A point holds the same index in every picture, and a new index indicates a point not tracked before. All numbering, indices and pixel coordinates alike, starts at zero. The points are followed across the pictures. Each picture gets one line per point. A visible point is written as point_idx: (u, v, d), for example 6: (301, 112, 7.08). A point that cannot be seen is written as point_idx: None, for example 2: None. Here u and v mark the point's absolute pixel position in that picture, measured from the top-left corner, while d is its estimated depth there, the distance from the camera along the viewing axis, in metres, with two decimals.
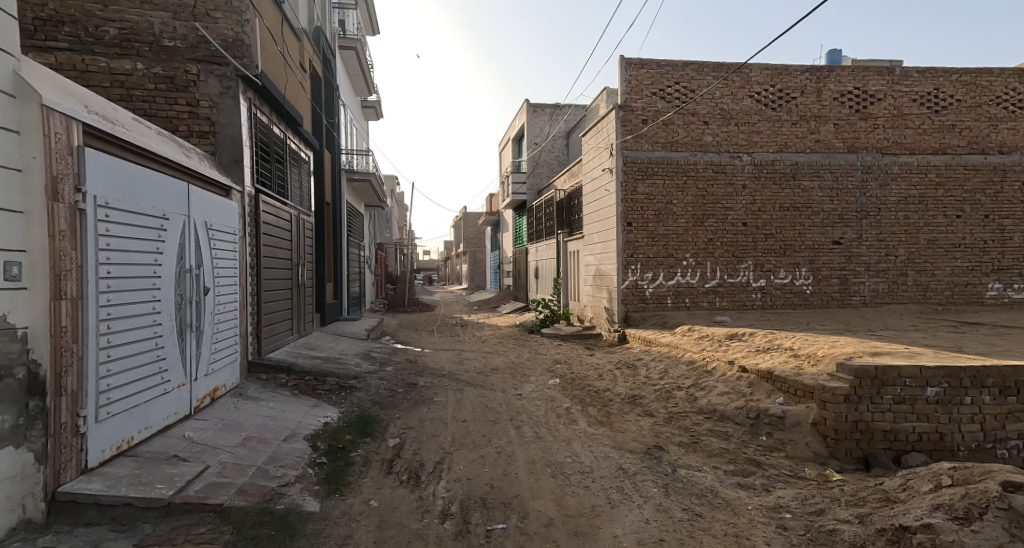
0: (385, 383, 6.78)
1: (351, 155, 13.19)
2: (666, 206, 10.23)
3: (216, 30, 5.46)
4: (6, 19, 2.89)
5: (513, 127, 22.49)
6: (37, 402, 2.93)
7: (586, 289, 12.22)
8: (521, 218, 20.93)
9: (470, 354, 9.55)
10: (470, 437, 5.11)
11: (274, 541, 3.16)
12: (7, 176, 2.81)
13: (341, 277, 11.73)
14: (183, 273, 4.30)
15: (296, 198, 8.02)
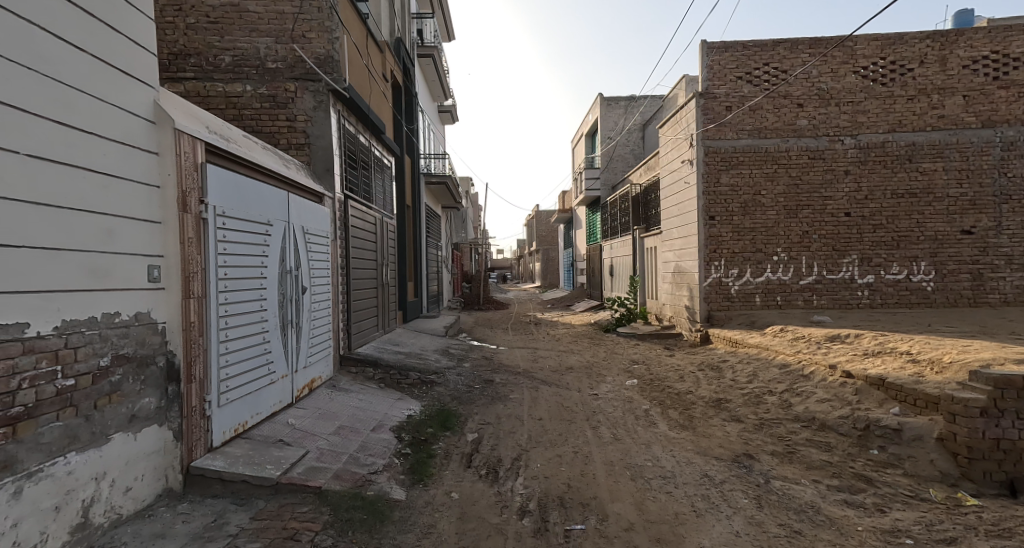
0: (463, 379, 6.99)
1: (429, 158, 13.78)
2: (754, 197, 9.52)
3: (310, 50, 5.95)
4: (148, 56, 3.38)
5: (586, 122, 22.15)
6: (174, 387, 3.39)
7: (665, 287, 11.71)
8: (596, 216, 20.57)
9: (544, 353, 9.54)
10: (548, 435, 5.12)
11: (366, 525, 3.38)
12: (148, 192, 3.27)
13: (422, 277, 12.25)
14: (284, 274, 4.74)
15: (380, 202, 8.50)
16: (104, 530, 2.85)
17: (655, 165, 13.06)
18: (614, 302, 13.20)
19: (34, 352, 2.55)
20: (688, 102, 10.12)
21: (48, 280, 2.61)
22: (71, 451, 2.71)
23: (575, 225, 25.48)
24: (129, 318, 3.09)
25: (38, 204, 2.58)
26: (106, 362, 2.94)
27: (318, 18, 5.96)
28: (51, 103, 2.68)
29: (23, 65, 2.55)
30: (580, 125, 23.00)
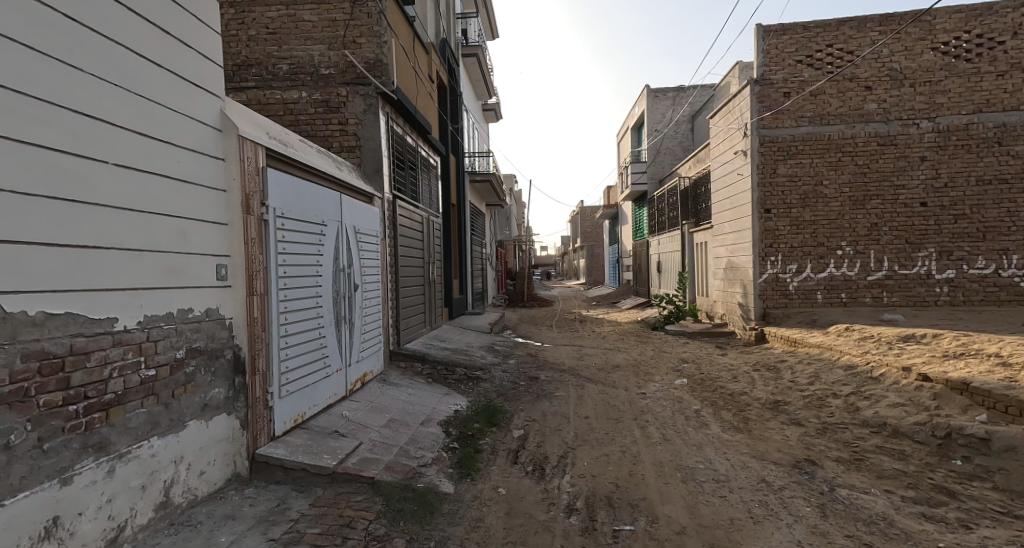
0: (509, 376, 7.03)
1: (473, 158, 13.87)
2: (815, 188, 8.96)
3: (360, 55, 6.16)
4: (214, 68, 3.62)
5: (631, 115, 21.64)
6: (240, 379, 3.62)
7: (716, 284, 11.23)
8: (643, 211, 20.06)
9: (589, 350, 9.41)
10: (594, 434, 5.06)
11: (417, 516, 3.48)
12: (216, 196, 3.50)
13: (467, 274, 12.39)
14: (338, 272, 4.94)
15: (426, 202, 8.67)
16: (182, 509, 3.10)
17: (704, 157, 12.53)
18: (661, 299, 12.79)
19: (122, 344, 2.79)
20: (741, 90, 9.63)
21: (132, 279, 2.85)
22: (154, 436, 2.95)
23: (620, 221, 24.98)
24: (201, 313, 3.33)
25: (124, 209, 2.83)
26: (182, 354, 3.17)
27: (367, 24, 6.15)
28: (134, 116, 2.92)
29: (110, 82, 2.79)
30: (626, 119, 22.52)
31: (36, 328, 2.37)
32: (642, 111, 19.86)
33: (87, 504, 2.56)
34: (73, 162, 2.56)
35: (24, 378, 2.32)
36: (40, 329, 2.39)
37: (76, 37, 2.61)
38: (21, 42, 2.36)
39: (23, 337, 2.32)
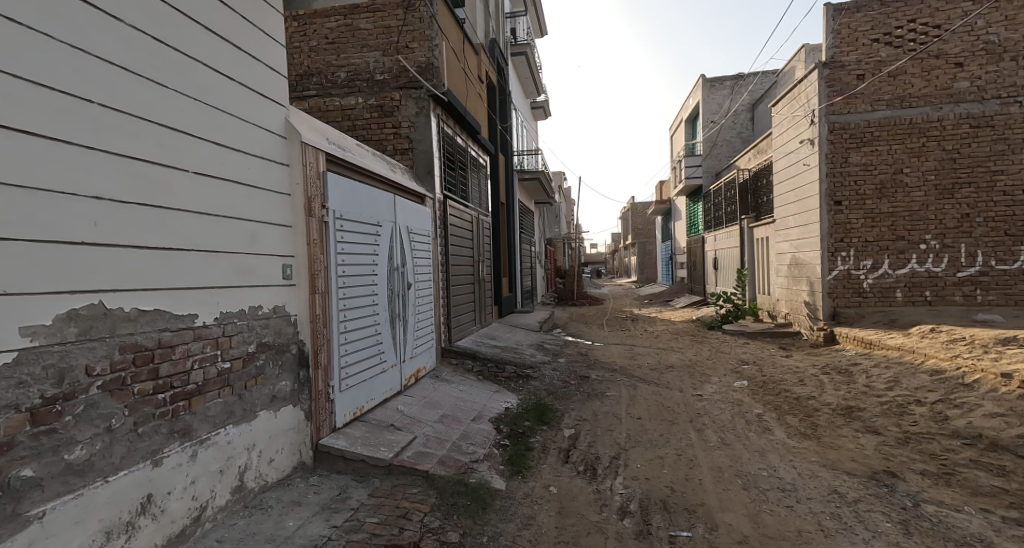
0: (559, 375, 6.99)
1: (522, 156, 13.86)
2: (894, 176, 8.30)
3: (413, 59, 6.32)
4: (279, 78, 3.82)
5: (684, 107, 20.92)
6: (304, 373, 3.82)
7: (779, 281, 10.60)
8: (697, 205, 19.28)
9: (641, 350, 9.16)
10: (647, 435, 4.93)
11: (470, 511, 3.53)
12: (281, 200, 3.70)
13: (516, 273, 12.39)
14: (392, 271, 5.10)
15: (476, 201, 8.77)
16: (254, 493, 3.31)
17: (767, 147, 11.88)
18: (717, 297, 12.21)
19: (201, 338, 3.01)
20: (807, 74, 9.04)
21: (209, 278, 3.07)
22: (230, 424, 3.17)
23: (673, 216, 24.19)
24: (269, 311, 3.54)
25: (202, 214, 3.05)
26: (252, 348, 3.38)
27: (419, 28, 6.30)
28: (210, 128, 3.14)
29: (189, 97, 3.02)
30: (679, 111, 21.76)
31: (131, 323, 2.60)
32: (697, 102, 19.12)
33: (174, 485, 2.78)
34: (159, 172, 2.79)
35: (122, 367, 2.55)
36: (135, 323, 2.61)
37: (161, 57, 2.85)
38: (116, 63, 2.59)
39: (120, 331, 2.54)
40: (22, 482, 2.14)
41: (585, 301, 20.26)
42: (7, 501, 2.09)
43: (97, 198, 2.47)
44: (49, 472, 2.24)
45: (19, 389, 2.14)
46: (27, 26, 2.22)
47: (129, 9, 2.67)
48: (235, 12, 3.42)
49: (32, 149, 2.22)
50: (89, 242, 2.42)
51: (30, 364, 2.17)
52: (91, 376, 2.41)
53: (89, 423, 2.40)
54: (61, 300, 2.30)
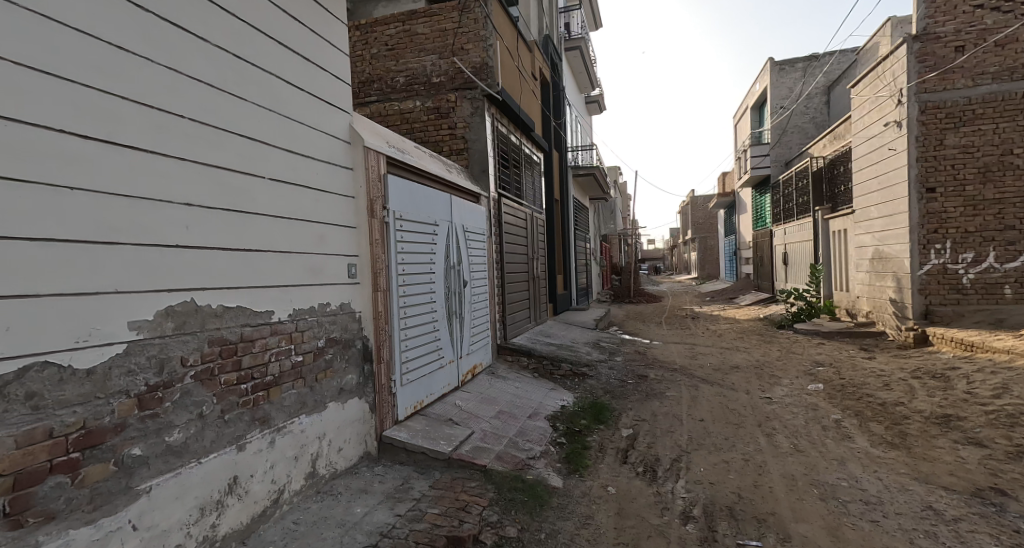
0: (616, 373, 6.88)
1: (577, 151, 13.70)
2: (1002, 158, 7.58)
3: (468, 60, 6.39)
4: (344, 86, 4.01)
5: (750, 93, 19.86)
6: (369, 367, 3.99)
7: (860, 277, 9.82)
8: (765, 197, 18.26)
9: (703, 349, 8.80)
10: (711, 438, 4.76)
11: (527, 507, 3.55)
12: (346, 202, 3.88)
13: (571, 270, 12.27)
14: (449, 269, 5.21)
15: (530, 198, 8.77)
16: (326, 480, 3.50)
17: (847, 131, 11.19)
18: (787, 294, 11.49)
19: (277, 333, 3.22)
20: (893, 50, 8.36)
21: (283, 277, 3.27)
22: (303, 414, 3.37)
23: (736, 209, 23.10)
24: (336, 307, 3.73)
25: (277, 218, 3.24)
26: (322, 343, 3.57)
27: (474, 29, 6.35)
28: (283, 136, 3.34)
29: (266, 108, 3.22)
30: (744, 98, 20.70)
31: (218, 318, 2.82)
32: (764, 86, 18.10)
33: (256, 469, 2.99)
34: (240, 179, 2.99)
35: (210, 359, 2.77)
36: (220, 318, 2.83)
37: (241, 73, 3.06)
38: (202, 80, 2.81)
39: (209, 326, 2.76)
40: (131, 460, 2.38)
41: (642, 298, 19.73)
42: (120, 476, 2.34)
43: (187, 204, 2.68)
44: (153, 452, 2.47)
45: (129, 377, 2.38)
46: (130, 51, 2.46)
47: (213, 29, 2.88)
48: (305, 26, 3.61)
49: (135, 161, 2.45)
50: (181, 245, 2.64)
51: (136, 355, 2.42)
52: (186, 367, 2.64)
53: (185, 409, 2.63)
54: (160, 298, 2.53)
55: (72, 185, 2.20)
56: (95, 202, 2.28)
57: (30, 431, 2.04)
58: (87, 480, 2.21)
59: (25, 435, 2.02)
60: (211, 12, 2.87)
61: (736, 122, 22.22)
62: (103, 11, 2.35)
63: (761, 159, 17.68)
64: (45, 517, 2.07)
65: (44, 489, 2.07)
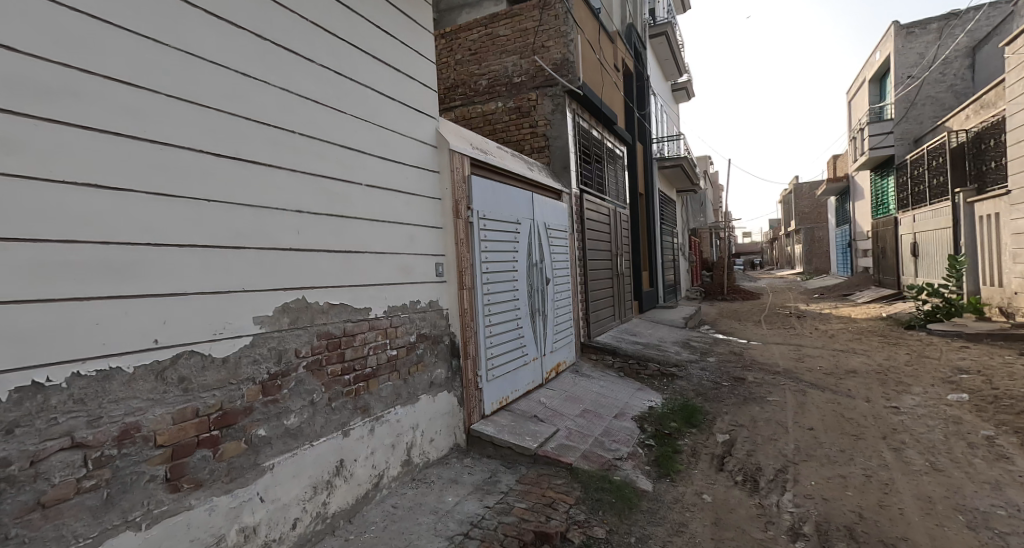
0: (709, 374, 6.53)
1: (663, 142, 13.14)
2: None
3: (549, 58, 6.41)
4: (430, 93, 4.18)
5: (868, 64, 17.83)
6: (456, 362, 4.13)
7: (1018, 269, 8.40)
8: (887, 180, 16.25)
9: (810, 351, 8.05)
10: (823, 449, 4.34)
11: (616, 508, 3.48)
12: (432, 204, 4.05)
13: (657, 266, 11.80)
14: (531, 267, 5.26)
15: (613, 193, 8.58)
16: (420, 468, 3.69)
17: (999, 97, 10.04)
18: (916, 290, 10.14)
19: (374, 328, 3.44)
20: None
21: (379, 276, 3.49)
22: (397, 405, 3.57)
23: (850, 196, 20.84)
24: (425, 305, 3.90)
25: (373, 221, 3.47)
26: (414, 338, 3.76)
27: (555, 26, 6.36)
28: (377, 145, 3.56)
29: (362, 119, 3.45)
30: (860, 71, 18.60)
31: (325, 314, 3.07)
32: (887, 54, 16.09)
33: (359, 453, 3.23)
34: (340, 186, 3.24)
35: (319, 351, 3.03)
36: (327, 314, 3.09)
37: (341, 87, 3.31)
38: (308, 97, 3.07)
39: (317, 321, 3.03)
40: (258, 440, 2.68)
41: (737, 295, 18.47)
42: (250, 454, 2.64)
43: (298, 211, 2.95)
44: (275, 433, 2.76)
45: (255, 365, 2.68)
46: (251, 75, 2.75)
47: (317, 49, 3.15)
48: (395, 39, 3.82)
49: (254, 175, 2.73)
50: (293, 248, 2.91)
51: (260, 346, 2.71)
52: (298, 357, 2.90)
53: (299, 395, 2.90)
54: (278, 296, 2.81)
55: (207, 197, 2.50)
56: (225, 212, 2.57)
57: (181, 410, 2.36)
58: (225, 455, 2.53)
59: (177, 413, 2.35)
60: (314, 34, 3.13)
61: (851, 98, 20.04)
62: (227, 42, 2.64)
63: (883, 138, 15.76)
64: (195, 485, 2.40)
65: (193, 461, 2.40)
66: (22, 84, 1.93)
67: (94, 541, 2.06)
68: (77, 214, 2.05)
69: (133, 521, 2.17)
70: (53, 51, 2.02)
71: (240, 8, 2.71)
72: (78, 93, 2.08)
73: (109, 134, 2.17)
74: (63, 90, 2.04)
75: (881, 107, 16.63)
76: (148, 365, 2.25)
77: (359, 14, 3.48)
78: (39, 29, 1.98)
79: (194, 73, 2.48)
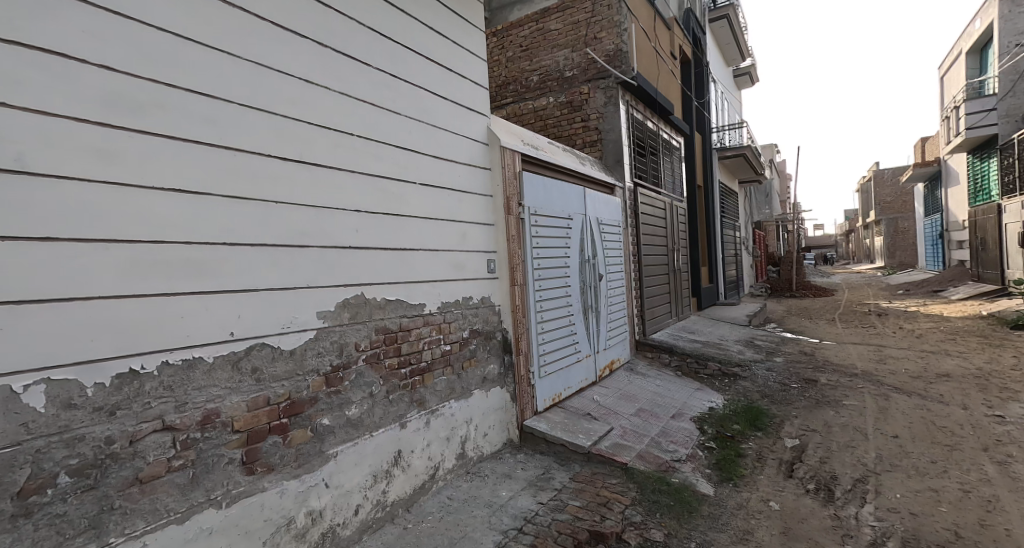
0: (776, 375, 6.18)
1: (726, 131, 12.55)
2: None
3: (602, 49, 6.33)
4: (482, 91, 4.23)
5: (964, 35, 16.10)
6: (509, 358, 4.16)
7: None
8: (989, 163, 14.62)
9: (893, 351, 7.39)
10: (909, 460, 3.98)
11: (674, 512, 3.37)
12: (483, 202, 4.10)
13: (717, 261, 11.28)
14: (584, 262, 5.20)
15: (670, 186, 8.32)
16: (474, 461, 3.75)
17: None
18: None
19: (429, 324, 3.53)
20: None
21: (433, 273, 3.58)
22: (452, 400, 3.64)
23: (941, 182, 18.95)
24: (478, 301, 3.96)
25: (427, 219, 3.57)
26: (466, 334, 3.82)
27: (608, 16, 6.24)
28: (431, 144, 3.65)
29: (416, 120, 3.55)
30: (956, 42, 16.80)
31: (382, 310, 3.20)
32: (989, 22, 14.43)
33: (416, 444, 3.33)
34: (396, 185, 3.34)
35: (377, 345, 3.15)
36: (383, 310, 3.21)
37: (397, 89, 3.42)
38: (365, 100, 3.19)
39: (375, 316, 3.16)
40: (323, 428, 2.83)
41: (807, 293, 17.12)
42: (316, 441, 2.80)
43: (357, 211, 3.08)
44: (337, 423, 2.91)
45: (319, 357, 2.84)
46: (313, 82, 2.90)
47: (373, 54, 3.27)
48: (448, 39, 3.90)
49: (316, 177, 2.88)
50: (352, 247, 3.04)
51: (323, 339, 2.86)
52: (358, 351, 3.04)
53: (359, 387, 3.04)
54: (339, 292, 2.96)
55: (275, 199, 2.67)
56: (291, 213, 2.74)
57: (254, 398, 2.54)
58: (294, 442, 2.70)
59: (251, 401, 2.53)
60: (370, 38, 3.25)
61: (944, 74, 18.18)
62: (291, 52, 2.80)
63: (985, 115, 14.18)
64: (267, 468, 2.58)
65: (265, 446, 2.58)
66: (118, 99, 2.14)
67: (182, 516, 2.26)
68: (165, 217, 2.26)
69: (215, 500, 2.36)
70: (143, 68, 2.22)
71: (304, 18, 2.87)
72: (164, 106, 2.28)
73: (191, 142, 2.36)
74: (151, 103, 2.24)
75: (982, 82, 14.92)
76: (226, 355, 2.44)
77: (413, 17, 3.58)
78: (131, 49, 2.19)
79: (262, 83, 2.66)
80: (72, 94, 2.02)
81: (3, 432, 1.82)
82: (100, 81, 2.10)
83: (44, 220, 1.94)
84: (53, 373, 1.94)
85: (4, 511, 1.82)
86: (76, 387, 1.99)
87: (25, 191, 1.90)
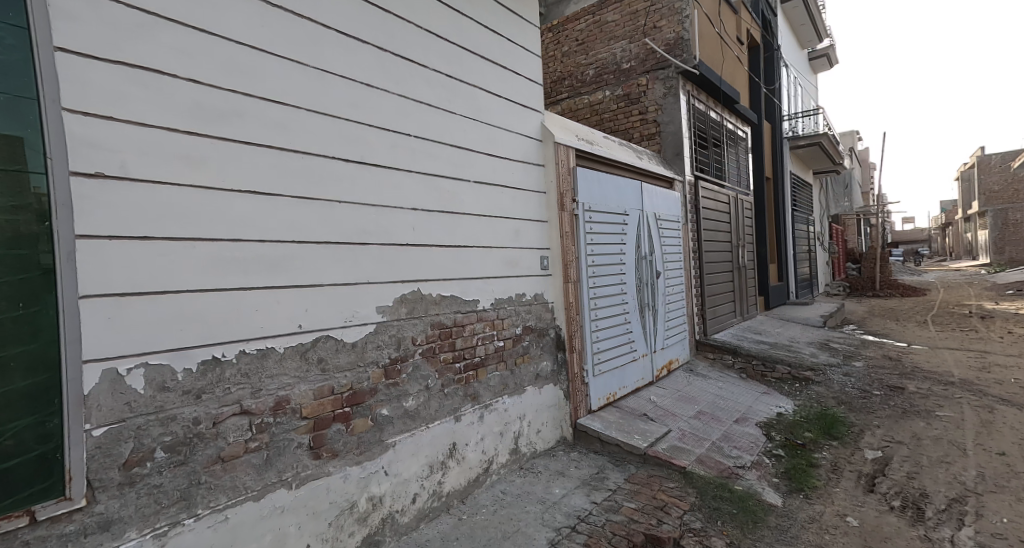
0: (855, 380, 5.72)
1: (801, 119, 11.72)
2: None
3: (661, 38, 6.09)
4: (536, 87, 4.20)
5: None
6: (562, 356, 4.12)
7: None
8: None
9: (998, 358, 6.60)
10: (1016, 480, 3.53)
11: (738, 520, 3.21)
12: (538, 197, 4.08)
13: (790, 257, 10.61)
14: (640, 259, 5.05)
15: (736, 179, 7.88)
16: (528, 457, 3.77)
17: None
18: None
19: (482, 320, 3.57)
20: None
21: (486, 270, 3.61)
22: (504, 395, 3.67)
23: None
24: (531, 298, 3.96)
25: (480, 216, 3.60)
26: (520, 331, 3.83)
27: (667, 4, 6.00)
28: (486, 142, 3.68)
29: (470, 119, 3.58)
30: None
31: (437, 305, 3.27)
32: None
33: (469, 438, 3.39)
34: (450, 184, 3.40)
35: (432, 340, 3.23)
36: (439, 305, 3.28)
37: (452, 88, 3.46)
38: (422, 101, 3.26)
39: (431, 311, 3.23)
40: (382, 418, 2.95)
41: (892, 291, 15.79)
42: (376, 430, 2.91)
43: (413, 209, 3.16)
44: (396, 414, 3.01)
45: (378, 350, 2.95)
46: (372, 85, 3.00)
47: (429, 55, 3.32)
48: (503, 37, 3.90)
49: (377, 176, 2.98)
50: (409, 243, 3.13)
51: (382, 333, 2.97)
52: (415, 345, 3.13)
53: (416, 380, 3.13)
54: (396, 288, 3.06)
55: (340, 198, 2.80)
56: (354, 212, 2.86)
57: (320, 387, 2.69)
58: (356, 430, 2.83)
59: (317, 390, 2.68)
60: (427, 40, 3.31)
61: None
62: (354, 57, 2.91)
63: None
64: (332, 454, 2.72)
65: (330, 433, 2.72)
66: (203, 109, 2.32)
67: (258, 493, 2.43)
68: (242, 216, 2.43)
69: (286, 480, 2.53)
70: (224, 80, 2.40)
71: (365, 25, 2.97)
72: (242, 114, 2.45)
73: (266, 147, 2.53)
74: (231, 112, 2.41)
75: None
76: (294, 347, 2.60)
77: (468, 15, 3.60)
78: (214, 63, 2.37)
79: (328, 88, 2.78)
80: (164, 106, 2.21)
81: (111, 410, 2.04)
82: (188, 93, 2.28)
83: (143, 221, 2.14)
84: (151, 358, 2.14)
85: (112, 480, 2.04)
86: (169, 372, 2.20)
87: (126, 194, 2.10)
